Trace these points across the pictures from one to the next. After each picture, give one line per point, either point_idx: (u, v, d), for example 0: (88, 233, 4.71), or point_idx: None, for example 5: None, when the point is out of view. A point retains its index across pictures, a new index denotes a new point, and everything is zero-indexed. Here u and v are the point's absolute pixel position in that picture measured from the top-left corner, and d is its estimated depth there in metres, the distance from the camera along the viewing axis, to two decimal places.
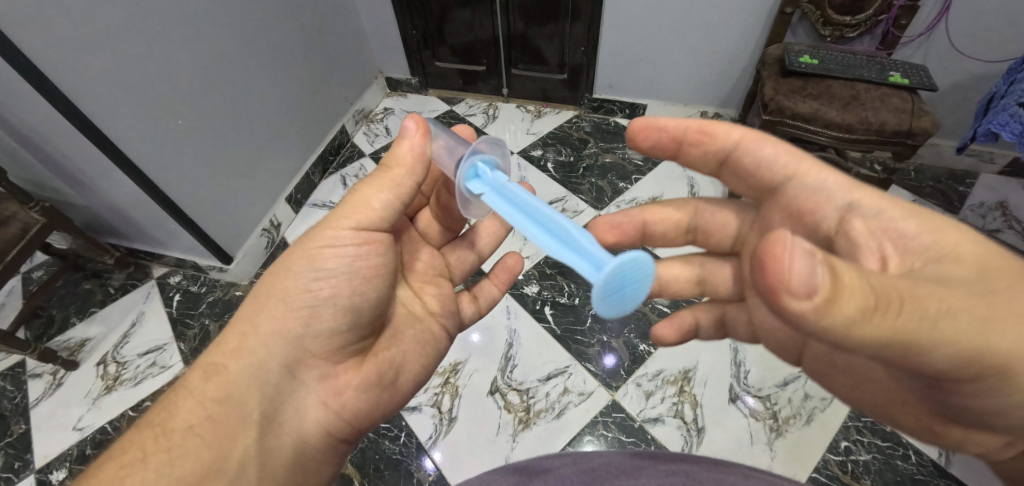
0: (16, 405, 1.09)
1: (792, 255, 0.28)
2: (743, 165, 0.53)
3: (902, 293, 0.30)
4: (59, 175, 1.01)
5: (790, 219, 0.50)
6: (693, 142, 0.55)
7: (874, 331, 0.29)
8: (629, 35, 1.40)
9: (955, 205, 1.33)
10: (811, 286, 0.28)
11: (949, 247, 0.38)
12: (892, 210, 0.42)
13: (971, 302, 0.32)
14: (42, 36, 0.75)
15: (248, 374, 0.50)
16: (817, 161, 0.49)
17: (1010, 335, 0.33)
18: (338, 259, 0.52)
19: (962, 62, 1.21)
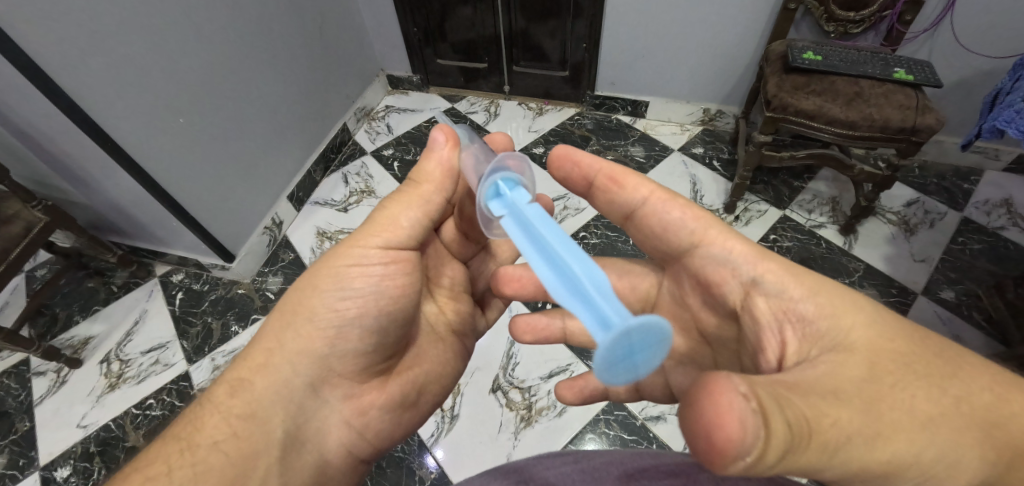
0: (20, 403, 1.10)
1: (726, 402, 0.26)
2: (650, 223, 0.54)
3: (811, 422, 0.28)
4: (62, 174, 1.01)
5: (704, 287, 0.50)
6: (605, 188, 0.57)
7: (790, 466, 0.28)
8: (630, 32, 1.40)
9: (959, 201, 1.32)
10: (734, 439, 0.26)
11: (843, 333, 0.36)
12: (793, 289, 0.40)
13: (863, 413, 0.30)
14: (42, 34, 0.75)
15: (274, 391, 0.49)
16: (723, 228, 0.48)
17: (904, 440, 0.30)
18: (368, 279, 0.52)
19: (966, 58, 1.20)
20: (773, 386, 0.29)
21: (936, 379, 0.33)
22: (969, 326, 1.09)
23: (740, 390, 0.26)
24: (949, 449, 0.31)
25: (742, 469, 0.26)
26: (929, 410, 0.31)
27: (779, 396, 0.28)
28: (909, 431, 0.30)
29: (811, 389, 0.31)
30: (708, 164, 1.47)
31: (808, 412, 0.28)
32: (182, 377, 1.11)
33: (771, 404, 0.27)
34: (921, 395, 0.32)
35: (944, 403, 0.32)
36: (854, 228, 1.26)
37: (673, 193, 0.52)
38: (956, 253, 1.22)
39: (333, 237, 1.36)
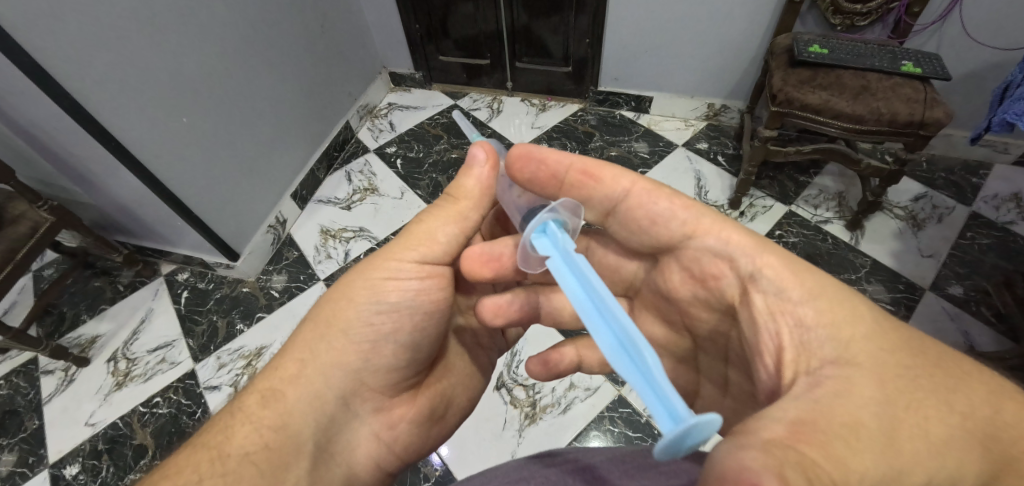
0: (29, 401, 1.11)
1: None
2: (634, 213, 0.51)
3: (836, 479, 0.27)
4: (67, 175, 1.02)
5: (697, 283, 0.49)
6: (577, 182, 0.52)
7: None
8: (634, 26, 1.38)
9: (968, 196, 1.30)
10: None
11: (844, 347, 0.35)
12: (792, 290, 0.40)
13: (882, 450, 0.29)
14: (47, 36, 0.75)
15: (304, 400, 0.49)
16: (716, 217, 0.48)
17: (924, 470, 0.29)
18: (403, 293, 0.52)
19: (976, 50, 1.18)
20: (794, 448, 0.27)
21: (944, 394, 0.33)
22: (977, 321, 1.08)
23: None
24: (959, 471, 0.30)
25: None
26: (943, 432, 0.31)
27: (804, 466, 0.26)
28: (928, 462, 0.30)
29: (826, 427, 0.29)
30: (713, 159, 1.46)
31: (830, 471, 0.27)
32: (188, 375, 1.12)
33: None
34: (933, 416, 0.31)
35: (952, 422, 0.31)
36: (861, 223, 1.25)
37: (658, 183, 0.50)
38: (964, 248, 1.21)
39: (337, 235, 1.36)
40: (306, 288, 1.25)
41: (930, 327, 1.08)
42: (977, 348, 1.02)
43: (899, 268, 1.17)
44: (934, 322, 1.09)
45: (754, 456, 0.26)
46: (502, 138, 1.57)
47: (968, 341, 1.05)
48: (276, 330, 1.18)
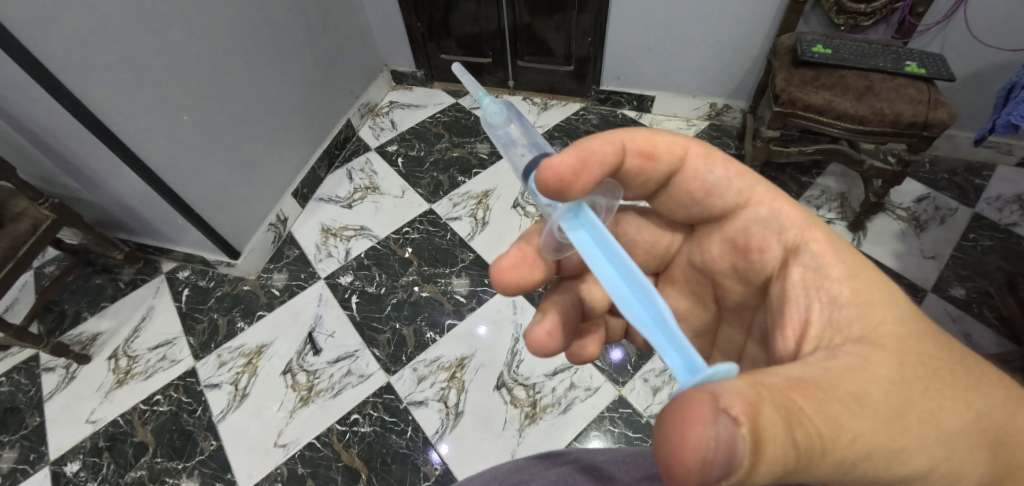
0: (31, 398, 1.11)
1: (715, 419, 0.25)
2: (684, 184, 0.49)
3: (824, 440, 0.28)
4: (68, 172, 1.02)
5: (737, 250, 0.48)
6: (634, 165, 0.46)
7: (798, 475, 0.29)
8: (636, 26, 1.38)
9: (971, 198, 1.30)
10: (726, 448, 0.25)
11: (873, 326, 0.35)
12: (832, 267, 0.39)
13: (883, 423, 0.30)
14: (46, 33, 0.74)
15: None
16: (770, 187, 0.46)
17: (921, 454, 0.31)
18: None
19: (981, 50, 1.18)
20: (795, 399, 0.28)
21: (967, 391, 0.33)
22: (979, 323, 1.08)
23: (731, 413, 0.25)
24: (958, 463, 0.32)
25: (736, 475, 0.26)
26: (953, 424, 0.32)
27: (791, 411, 0.27)
28: (926, 447, 0.31)
29: (838, 394, 0.30)
30: None
31: (821, 430, 0.28)
32: (189, 373, 1.12)
33: (772, 430, 0.26)
34: (948, 408, 0.32)
35: (966, 417, 0.32)
36: (864, 224, 1.24)
37: (710, 148, 0.48)
38: (967, 250, 1.20)
39: (338, 233, 1.36)
40: (306, 286, 1.25)
41: None
42: (979, 351, 1.02)
43: (901, 269, 1.17)
44: (936, 323, 1.08)
45: (736, 383, 0.27)
46: None
47: (970, 343, 1.05)
48: (275, 329, 1.18)
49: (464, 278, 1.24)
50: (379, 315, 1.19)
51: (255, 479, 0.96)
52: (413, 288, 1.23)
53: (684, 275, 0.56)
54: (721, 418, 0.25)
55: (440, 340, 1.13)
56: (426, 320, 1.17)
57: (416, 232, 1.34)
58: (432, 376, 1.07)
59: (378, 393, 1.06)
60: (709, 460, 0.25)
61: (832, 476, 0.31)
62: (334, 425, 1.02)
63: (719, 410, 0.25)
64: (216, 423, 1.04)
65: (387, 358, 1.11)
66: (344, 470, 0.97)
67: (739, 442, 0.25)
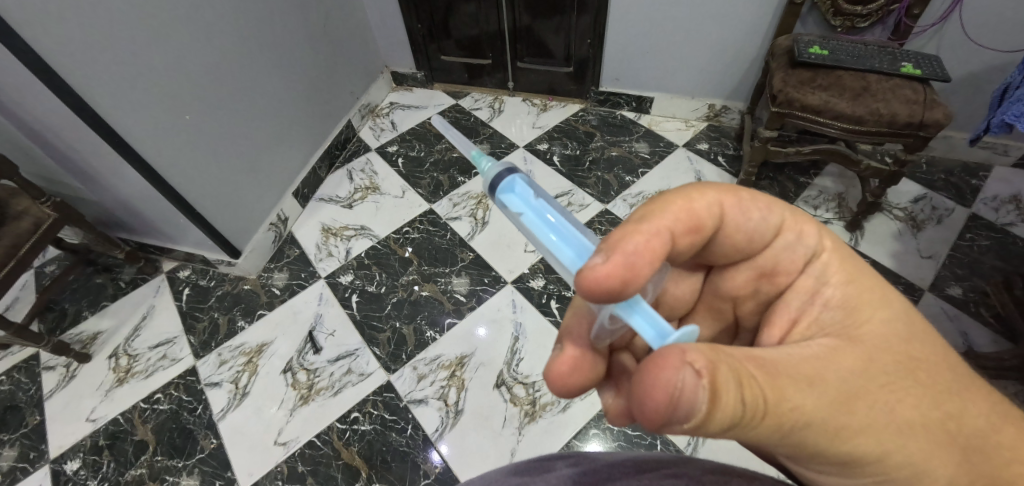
0: (31, 397, 1.11)
1: (681, 364, 0.29)
2: (728, 237, 0.43)
3: (771, 406, 0.31)
4: (70, 171, 1.02)
5: (763, 275, 0.46)
6: (684, 241, 0.40)
7: (739, 434, 0.32)
8: (635, 27, 1.39)
9: (967, 198, 1.31)
10: (686, 389, 0.29)
11: (854, 324, 0.38)
12: (833, 276, 0.42)
13: (834, 404, 0.33)
14: (51, 32, 0.75)
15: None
16: (795, 210, 0.44)
17: (869, 436, 0.33)
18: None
19: (976, 52, 1.19)
20: (747, 366, 0.32)
21: (935, 392, 0.35)
22: (976, 323, 1.09)
23: (695, 366, 0.29)
24: (914, 454, 0.33)
25: (695, 423, 0.30)
26: (907, 415, 0.34)
27: (744, 373, 0.31)
28: (877, 430, 0.33)
29: (794, 373, 0.33)
30: (714, 160, 1.46)
31: (768, 394, 0.31)
32: (189, 372, 1.12)
33: (728, 385, 0.30)
34: (909, 401, 0.34)
35: (930, 414, 0.34)
36: (861, 224, 1.25)
37: (740, 193, 0.42)
38: (963, 250, 1.21)
39: (338, 233, 1.37)
40: (306, 286, 1.26)
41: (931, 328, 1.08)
42: (976, 349, 1.03)
43: (899, 269, 1.18)
44: (933, 322, 1.09)
45: (698, 345, 0.31)
46: (502, 138, 1.58)
47: (967, 343, 1.06)
48: (276, 328, 1.18)
49: (464, 278, 1.24)
50: (379, 314, 1.19)
51: (256, 476, 0.97)
52: (413, 287, 1.23)
53: (710, 315, 0.52)
54: (686, 370, 0.29)
55: (440, 339, 1.13)
56: (425, 319, 1.17)
57: (416, 232, 1.35)
58: (432, 374, 1.08)
59: (379, 391, 1.06)
60: (675, 398, 0.29)
61: (777, 443, 0.34)
62: (335, 423, 1.02)
63: (685, 362, 0.29)
64: (216, 422, 1.04)
65: (387, 356, 1.11)
66: (344, 468, 0.97)
67: (699, 390, 0.29)
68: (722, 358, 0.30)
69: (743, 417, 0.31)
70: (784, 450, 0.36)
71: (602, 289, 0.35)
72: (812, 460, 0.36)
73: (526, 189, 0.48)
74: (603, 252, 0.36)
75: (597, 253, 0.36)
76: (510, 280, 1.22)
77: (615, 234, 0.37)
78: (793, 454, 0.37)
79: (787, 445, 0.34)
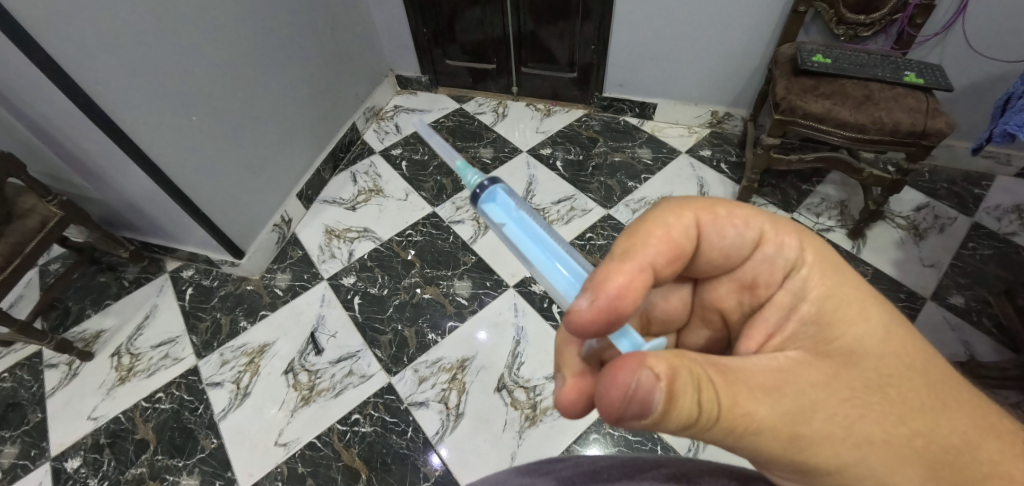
0: (33, 394, 1.12)
1: (639, 366, 0.32)
2: (705, 254, 0.45)
3: (726, 411, 0.33)
4: (78, 170, 1.03)
5: (745, 288, 0.46)
6: (666, 271, 0.41)
7: (696, 435, 0.34)
8: (639, 34, 1.40)
9: (970, 207, 1.31)
10: (644, 389, 0.31)
11: (825, 339, 0.39)
12: (813, 289, 0.41)
13: (789, 414, 0.34)
14: (62, 32, 0.76)
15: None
16: (775, 221, 0.44)
17: (824, 447, 0.34)
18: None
19: (978, 62, 1.19)
20: (708, 373, 0.34)
21: (902, 408, 0.35)
22: (977, 332, 1.08)
23: (653, 370, 0.32)
24: (871, 467, 0.34)
25: (650, 419, 0.32)
26: (866, 430, 0.34)
27: (701, 379, 0.33)
28: (834, 443, 0.34)
29: (752, 383, 0.35)
30: (716, 166, 1.47)
31: (723, 400, 0.33)
32: (190, 371, 1.12)
33: (685, 388, 0.32)
34: (870, 416, 0.35)
35: (892, 429, 0.34)
36: (863, 232, 1.25)
37: (720, 209, 0.43)
38: (965, 258, 1.21)
39: (341, 235, 1.37)
40: (308, 287, 1.26)
41: (931, 338, 1.08)
42: (977, 359, 1.03)
43: (900, 278, 1.18)
44: (934, 331, 1.09)
45: (663, 351, 0.33)
46: (506, 143, 1.58)
47: (969, 352, 1.06)
48: (277, 329, 1.18)
49: (466, 281, 1.24)
50: (381, 315, 1.19)
51: (256, 477, 0.97)
52: (415, 290, 1.24)
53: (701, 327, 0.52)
54: (644, 371, 0.31)
55: (441, 341, 1.14)
56: (427, 322, 1.17)
57: (418, 234, 1.35)
58: (433, 377, 1.08)
59: (379, 393, 1.06)
60: (631, 397, 0.32)
61: (735, 447, 0.36)
62: (335, 425, 1.02)
63: (645, 365, 0.32)
64: (216, 422, 1.04)
65: (388, 358, 1.11)
66: (344, 470, 0.97)
67: (655, 391, 0.31)
68: (681, 362, 0.33)
69: (698, 418, 0.33)
70: (749, 456, 0.38)
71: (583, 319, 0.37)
72: (773, 466, 0.38)
73: (510, 202, 0.48)
74: (588, 294, 0.37)
75: (582, 293, 0.38)
76: (513, 284, 1.23)
77: (599, 272, 0.38)
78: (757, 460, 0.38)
79: (746, 450, 0.36)
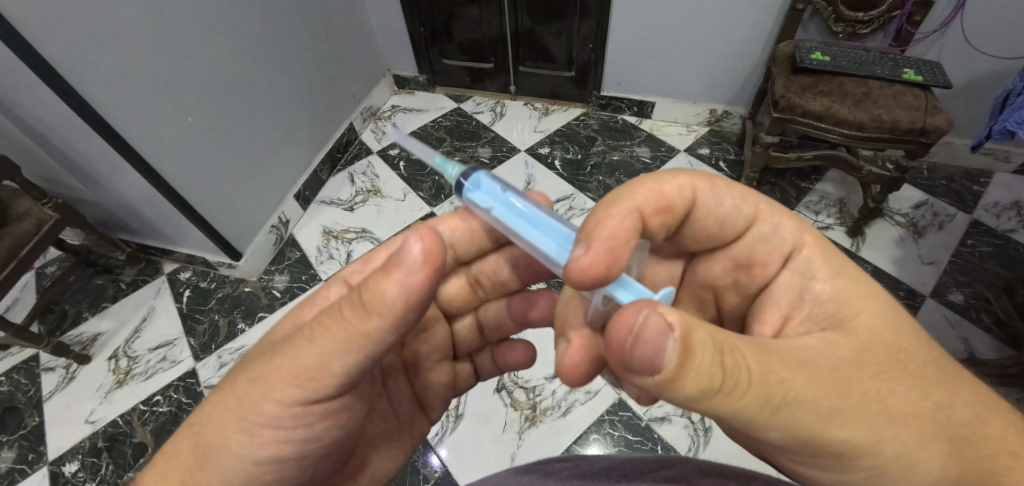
0: (30, 398, 1.11)
1: (647, 311, 0.30)
2: (699, 221, 0.46)
3: (752, 375, 0.31)
4: (73, 173, 1.03)
5: (739, 266, 0.47)
6: (654, 220, 0.42)
7: (718, 408, 0.31)
8: (637, 32, 1.39)
9: (969, 204, 1.31)
10: (656, 336, 0.29)
11: (848, 315, 0.38)
12: (819, 269, 0.42)
13: (825, 386, 0.32)
14: (56, 33, 0.75)
15: (267, 471, 0.42)
16: (769, 202, 0.46)
17: (863, 424, 0.32)
18: (286, 404, 0.41)
19: (976, 58, 1.19)
20: (728, 335, 0.32)
21: (926, 383, 0.35)
22: (977, 329, 1.08)
23: (664, 315, 0.30)
24: (907, 444, 0.33)
25: (670, 376, 0.29)
26: (899, 405, 0.33)
27: (726, 341, 0.31)
28: (871, 419, 0.33)
29: (782, 354, 0.33)
30: (715, 165, 1.47)
31: (751, 364, 0.31)
32: (189, 373, 1.12)
33: (702, 342, 0.30)
34: (900, 392, 0.34)
35: (920, 405, 0.34)
36: (862, 230, 1.25)
37: (714, 180, 0.45)
38: (964, 255, 1.21)
39: (339, 235, 1.37)
40: (307, 289, 1.26)
41: (932, 335, 1.08)
42: (977, 356, 1.03)
43: (899, 275, 1.18)
44: (935, 328, 1.09)
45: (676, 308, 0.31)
46: (504, 142, 1.58)
47: (969, 349, 1.06)
48: None
49: None
50: None
51: None
52: None
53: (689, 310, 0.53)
54: (653, 313, 0.29)
55: None
56: None
57: None
58: None
59: None
60: (641, 342, 0.29)
61: (771, 428, 0.33)
62: None
63: (654, 310, 0.30)
64: None
65: None
66: None
67: (667, 337, 0.29)
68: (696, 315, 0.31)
69: (723, 378, 0.30)
70: (781, 444, 0.35)
71: (585, 270, 0.36)
72: (806, 454, 0.35)
73: (493, 184, 0.47)
74: (584, 244, 0.38)
75: (577, 244, 0.38)
76: None
77: (590, 224, 0.40)
78: (788, 449, 0.35)
79: (784, 430, 0.33)
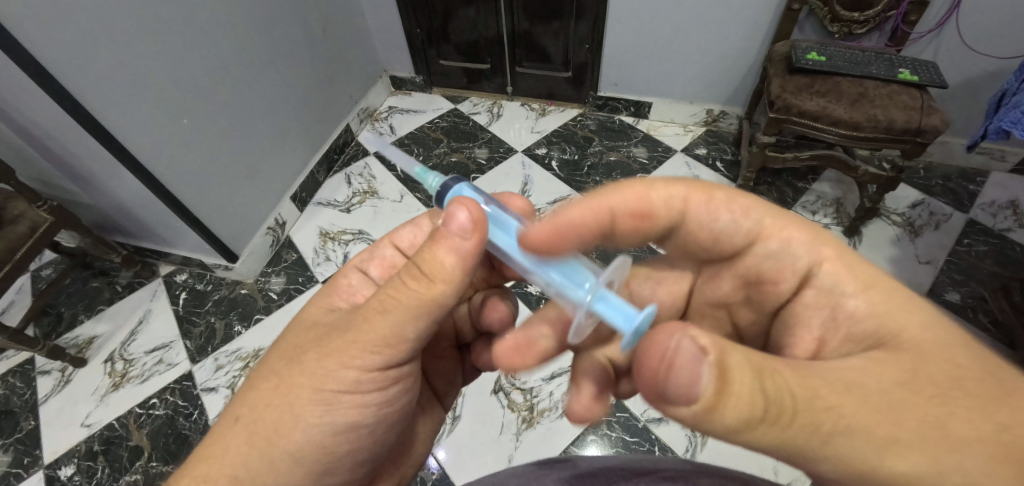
0: (25, 402, 1.11)
1: (679, 336, 0.30)
2: (693, 233, 0.46)
3: (796, 401, 0.30)
4: (67, 175, 1.02)
5: (753, 284, 0.46)
6: (638, 222, 0.45)
7: (762, 436, 0.31)
8: (634, 32, 1.39)
9: (965, 203, 1.31)
10: (692, 364, 0.29)
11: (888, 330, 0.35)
12: (847, 282, 0.39)
13: (869, 411, 0.30)
14: (50, 36, 0.75)
15: (343, 439, 0.44)
16: (775, 212, 0.44)
17: (921, 451, 0.29)
18: (366, 370, 0.42)
19: (971, 57, 1.19)
20: (764, 358, 0.31)
21: (990, 401, 0.30)
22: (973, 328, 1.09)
23: (697, 341, 0.30)
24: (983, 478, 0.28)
25: (710, 403, 0.29)
26: (965, 431, 0.29)
27: (761, 367, 0.31)
28: (931, 446, 0.29)
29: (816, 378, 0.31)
30: (712, 165, 1.47)
31: (792, 390, 0.30)
32: (185, 376, 1.12)
33: (738, 367, 0.30)
34: (961, 414, 0.29)
35: (988, 428, 0.29)
36: (858, 230, 1.25)
37: (709, 191, 0.44)
38: (960, 255, 1.21)
39: (336, 237, 1.37)
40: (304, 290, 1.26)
41: None
42: None
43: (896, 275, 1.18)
44: None
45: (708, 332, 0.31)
46: (500, 143, 1.58)
47: None
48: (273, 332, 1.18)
49: None
50: None
51: None
52: None
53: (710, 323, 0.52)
54: (685, 339, 0.30)
55: None
56: None
57: None
58: None
59: None
60: (676, 368, 0.30)
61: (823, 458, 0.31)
62: None
63: (686, 335, 0.30)
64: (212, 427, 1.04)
65: None
66: None
67: (703, 364, 0.29)
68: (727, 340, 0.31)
69: (762, 406, 0.30)
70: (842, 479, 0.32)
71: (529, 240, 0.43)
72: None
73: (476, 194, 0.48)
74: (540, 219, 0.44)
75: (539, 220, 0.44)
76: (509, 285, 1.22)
77: (559, 209, 0.44)
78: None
79: (839, 459, 0.31)
